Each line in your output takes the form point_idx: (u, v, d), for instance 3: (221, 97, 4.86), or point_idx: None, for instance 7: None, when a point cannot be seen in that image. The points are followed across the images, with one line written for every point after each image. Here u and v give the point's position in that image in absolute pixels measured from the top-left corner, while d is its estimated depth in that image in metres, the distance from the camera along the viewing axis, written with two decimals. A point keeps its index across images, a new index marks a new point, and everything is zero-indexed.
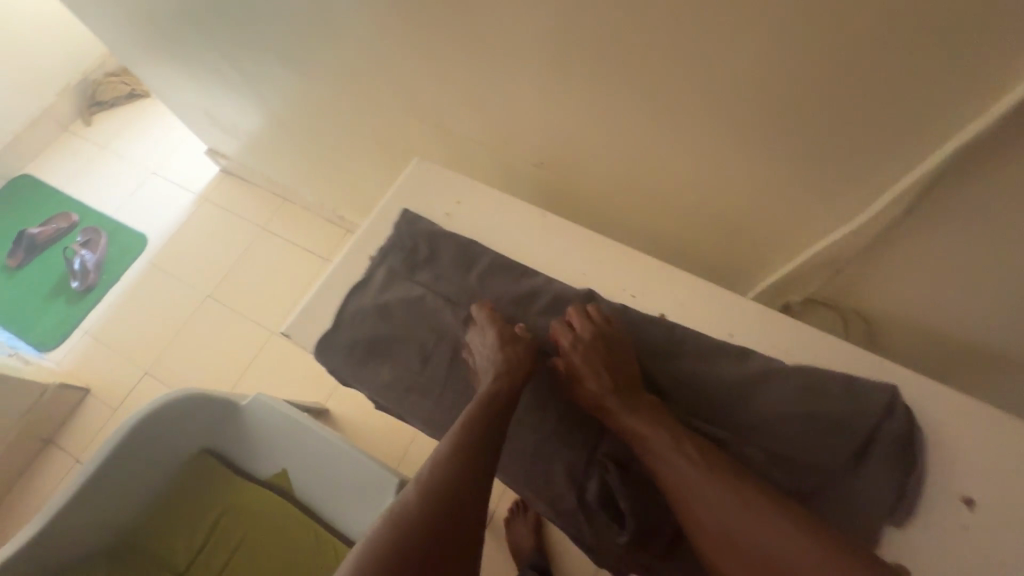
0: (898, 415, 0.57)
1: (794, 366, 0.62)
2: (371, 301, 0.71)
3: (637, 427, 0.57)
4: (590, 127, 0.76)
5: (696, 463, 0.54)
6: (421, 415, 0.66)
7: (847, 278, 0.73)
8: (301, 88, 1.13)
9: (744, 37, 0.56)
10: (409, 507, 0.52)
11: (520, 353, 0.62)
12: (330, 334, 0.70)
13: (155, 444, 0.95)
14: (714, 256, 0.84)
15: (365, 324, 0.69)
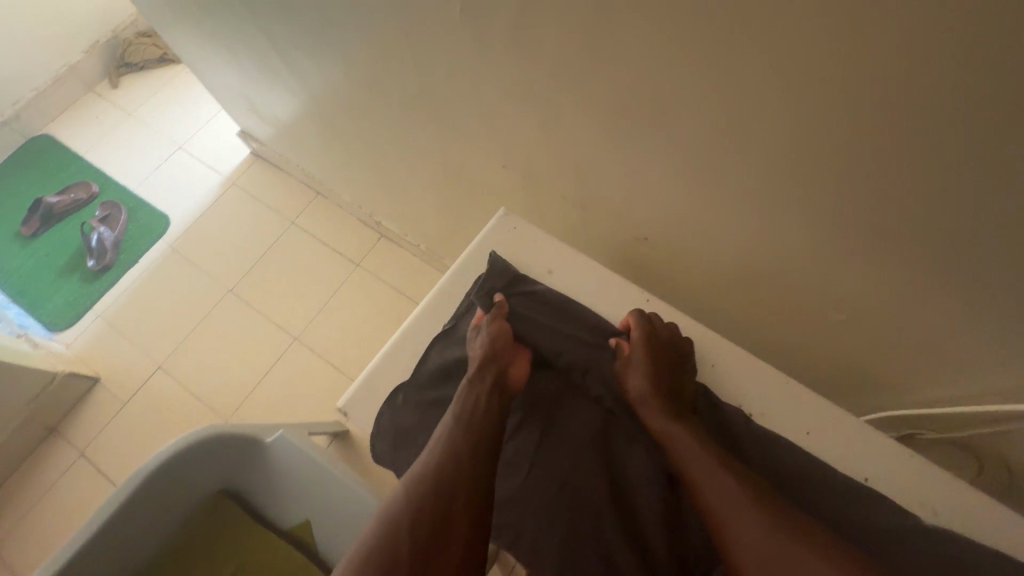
0: None
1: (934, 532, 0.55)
2: (430, 378, 0.72)
3: (682, 443, 0.60)
4: (710, 214, 0.65)
5: (739, 478, 0.55)
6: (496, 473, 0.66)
7: (994, 428, 0.62)
8: (360, 97, 1.02)
9: (961, 176, 0.44)
10: (394, 508, 0.55)
11: (507, 357, 0.67)
12: (390, 420, 0.72)
13: (173, 488, 0.87)
14: (819, 363, 0.74)
15: (422, 409, 0.70)
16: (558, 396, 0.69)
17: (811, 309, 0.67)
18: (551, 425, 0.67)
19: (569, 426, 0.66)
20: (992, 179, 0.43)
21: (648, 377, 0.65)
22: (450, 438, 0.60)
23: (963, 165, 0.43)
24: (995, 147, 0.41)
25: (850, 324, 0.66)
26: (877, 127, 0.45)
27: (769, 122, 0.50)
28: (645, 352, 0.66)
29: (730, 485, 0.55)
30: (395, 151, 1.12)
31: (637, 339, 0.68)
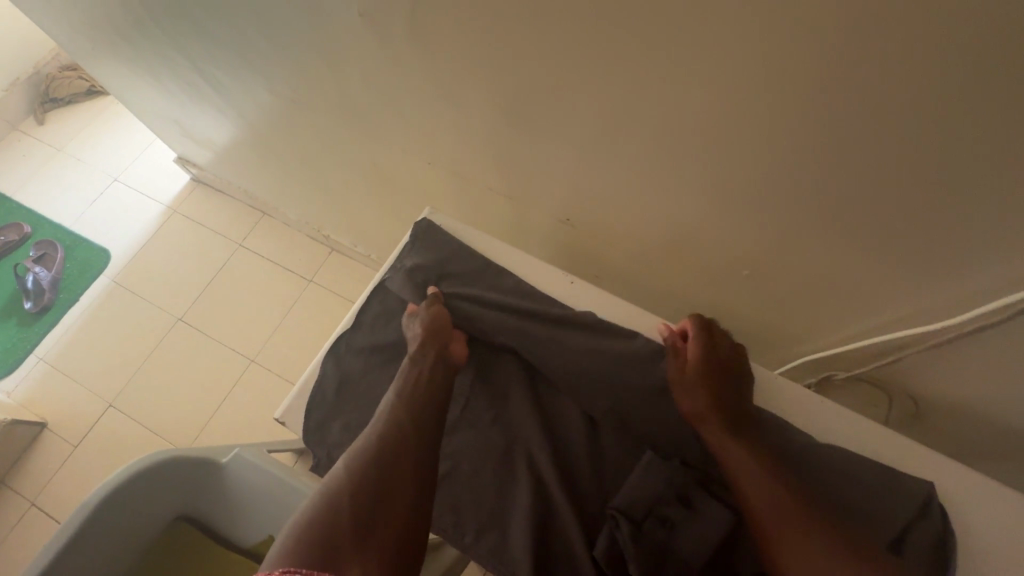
0: (934, 516, 0.55)
1: (830, 448, 0.60)
2: (356, 353, 0.70)
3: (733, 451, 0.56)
4: (622, 188, 0.69)
5: (785, 489, 0.52)
6: None
7: (891, 360, 0.67)
8: (289, 111, 1.02)
9: (828, 118, 0.48)
10: (341, 476, 0.54)
11: (444, 335, 0.65)
12: (314, 406, 0.67)
13: (124, 517, 0.85)
14: (741, 322, 0.79)
15: (349, 384, 0.68)
16: (482, 351, 0.68)
17: (728, 270, 0.72)
18: (478, 375, 0.66)
19: (496, 376, 0.66)
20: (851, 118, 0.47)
21: (709, 393, 0.58)
22: (385, 418, 0.59)
23: (827, 110, 0.48)
24: (846, 87, 0.45)
25: (759, 279, 0.70)
26: (750, 87, 0.49)
27: (661, 92, 0.54)
28: (710, 362, 0.60)
29: (775, 495, 0.52)
30: (330, 164, 1.12)
31: (700, 347, 0.61)
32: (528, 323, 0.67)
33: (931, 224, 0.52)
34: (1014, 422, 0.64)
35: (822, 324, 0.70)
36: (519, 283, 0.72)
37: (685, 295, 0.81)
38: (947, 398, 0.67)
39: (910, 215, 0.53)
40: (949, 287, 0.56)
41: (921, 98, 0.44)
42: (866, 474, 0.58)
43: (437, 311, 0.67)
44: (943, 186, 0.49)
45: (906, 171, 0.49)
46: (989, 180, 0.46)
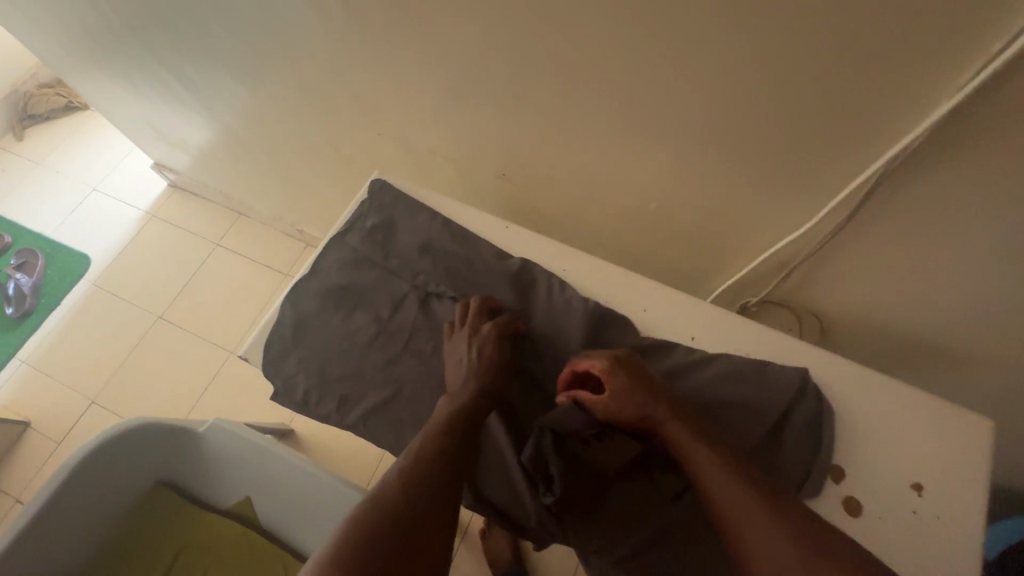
0: (810, 397, 0.65)
1: (720, 355, 0.70)
2: (312, 296, 0.77)
3: (685, 443, 0.57)
4: (551, 140, 0.77)
5: (739, 476, 0.53)
6: (377, 362, 0.73)
7: (789, 275, 0.75)
8: (255, 101, 1.10)
9: (702, 51, 0.57)
10: (380, 487, 0.54)
11: (495, 369, 0.66)
12: (271, 343, 0.75)
13: (103, 480, 0.90)
14: (671, 262, 0.87)
15: (305, 323, 0.76)
16: (423, 293, 0.76)
17: (651, 210, 0.80)
18: (419, 315, 0.75)
19: (435, 315, 0.75)
20: (719, 50, 0.56)
21: (648, 396, 0.60)
22: (426, 439, 0.59)
23: (699, 45, 0.56)
24: (709, 21, 0.54)
25: (678, 216, 0.78)
26: (630, 31, 0.58)
27: (560, 43, 0.63)
28: (635, 371, 0.63)
29: (735, 486, 0.52)
30: (297, 152, 1.20)
31: (626, 357, 0.64)
32: (472, 271, 0.77)
33: (788, 142, 0.61)
34: (896, 322, 0.73)
35: (736, 254, 0.78)
36: (462, 233, 0.81)
37: (620, 242, 0.89)
38: (846, 308, 0.75)
39: (771, 137, 0.61)
40: (816, 200, 0.65)
41: (768, 26, 0.52)
42: (751, 374, 0.68)
43: (483, 338, 0.68)
44: (787, 106, 0.58)
45: (757, 96, 0.58)
46: (819, 96, 0.55)
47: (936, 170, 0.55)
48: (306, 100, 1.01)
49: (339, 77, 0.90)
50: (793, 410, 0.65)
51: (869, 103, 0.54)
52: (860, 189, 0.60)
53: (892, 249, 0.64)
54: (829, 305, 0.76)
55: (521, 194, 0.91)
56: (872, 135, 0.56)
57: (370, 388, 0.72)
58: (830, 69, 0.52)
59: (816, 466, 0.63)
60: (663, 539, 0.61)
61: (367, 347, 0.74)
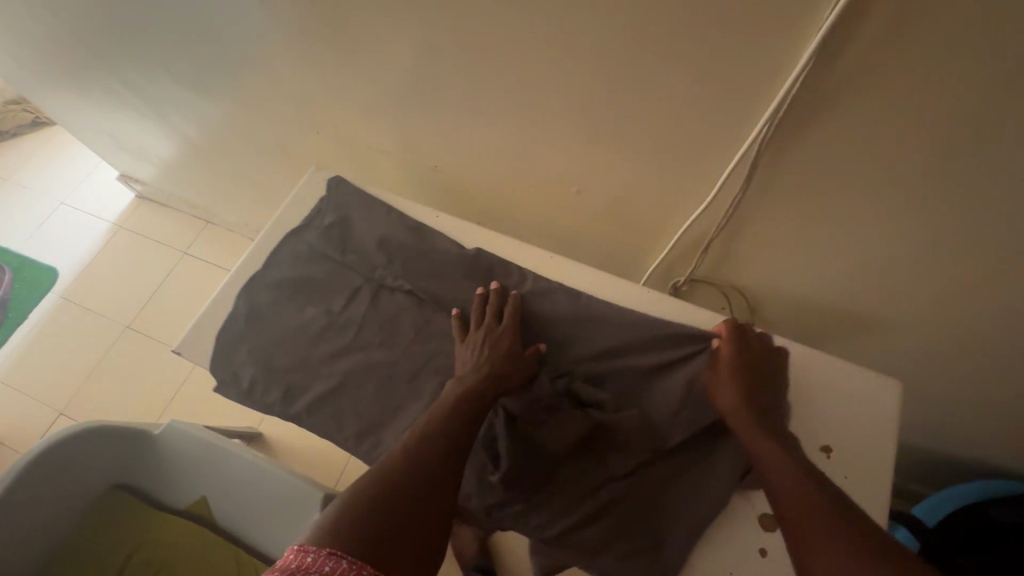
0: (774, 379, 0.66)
1: (692, 336, 0.70)
2: (266, 290, 0.79)
3: (756, 439, 0.58)
4: (477, 131, 0.80)
5: (800, 473, 0.53)
6: (325, 354, 0.75)
7: (708, 252, 0.78)
8: (204, 107, 1.11)
9: (592, 40, 0.60)
10: (391, 459, 0.56)
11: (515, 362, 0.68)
12: (223, 333, 0.78)
13: (54, 483, 0.90)
14: (605, 246, 0.90)
15: (258, 315, 0.78)
16: (375, 290, 0.78)
17: (577, 196, 0.82)
18: (369, 309, 0.77)
19: (384, 309, 0.77)
20: (607, 38, 0.59)
21: (736, 392, 0.63)
22: (431, 418, 0.60)
23: (589, 34, 0.59)
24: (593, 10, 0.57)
25: (602, 201, 0.81)
26: (526, 22, 0.61)
27: (466, 32, 0.66)
28: (736, 365, 0.65)
29: (796, 481, 0.52)
30: (251, 156, 1.21)
31: (732, 346, 0.67)
32: (430, 266, 0.78)
33: (682, 119, 0.63)
34: (812, 290, 0.76)
35: (659, 235, 0.81)
36: (419, 228, 0.81)
37: (556, 230, 0.92)
38: (764, 279, 0.78)
39: (667, 115, 0.64)
40: (717, 174, 0.68)
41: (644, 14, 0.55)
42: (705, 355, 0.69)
43: (505, 336, 0.70)
44: (675, 83, 0.60)
45: (646, 75, 0.60)
46: (700, 71, 0.57)
47: (813, 140, 0.57)
48: (250, 104, 1.02)
49: (276, 79, 0.92)
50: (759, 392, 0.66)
51: (743, 77, 0.56)
52: (747, 159, 0.62)
53: (793, 220, 0.67)
54: (749, 278, 0.79)
55: (458, 186, 0.93)
56: (752, 107, 0.58)
57: (315, 378, 0.74)
58: (704, 45, 0.55)
59: None
60: (611, 516, 0.63)
61: (316, 340, 0.76)
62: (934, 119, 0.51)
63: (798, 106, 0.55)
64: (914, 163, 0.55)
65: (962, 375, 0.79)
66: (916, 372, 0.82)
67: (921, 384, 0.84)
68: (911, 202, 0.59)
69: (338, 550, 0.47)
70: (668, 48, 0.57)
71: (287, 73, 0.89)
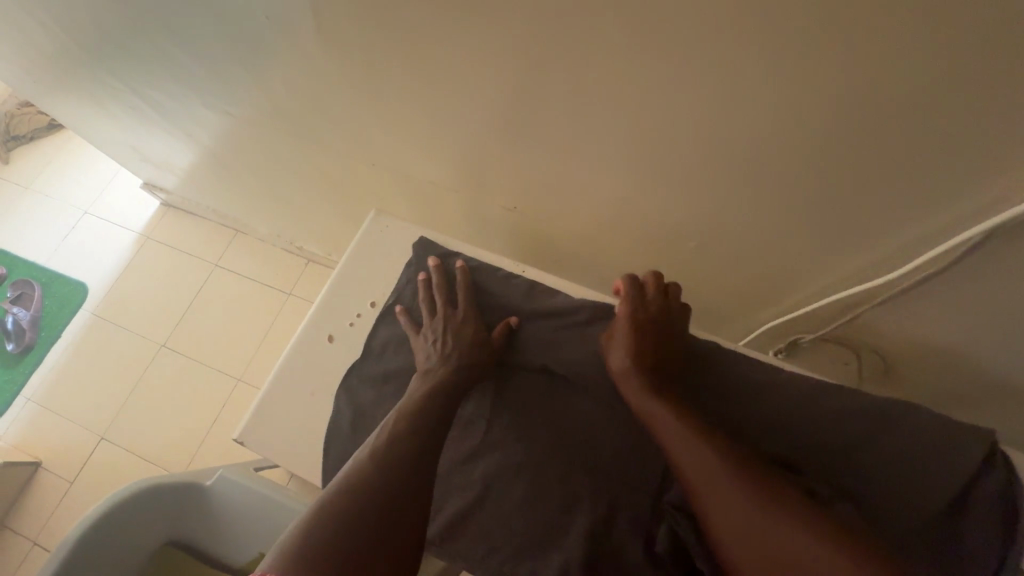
0: (996, 464, 0.52)
1: (911, 411, 0.56)
2: (370, 383, 0.62)
3: (654, 408, 0.53)
4: (565, 167, 0.69)
5: (717, 445, 0.49)
6: (457, 459, 0.59)
7: (848, 314, 0.67)
8: (235, 126, 1.00)
9: (750, 69, 0.48)
10: (357, 471, 0.49)
11: (481, 345, 0.61)
12: (327, 444, 0.60)
13: (107, 552, 0.84)
14: (702, 292, 0.79)
15: (366, 417, 0.60)
16: (501, 370, 0.62)
17: (678, 238, 0.71)
18: (499, 395, 0.61)
19: (517, 396, 0.61)
20: (770, 66, 0.47)
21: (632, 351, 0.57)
22: (398, 416, 0.54)
23: (745, 62, 0.47)
24: (759, 35, 0.45)
25: (711, 246, 0.70)
26: (663, 47, 0.49)
27: (585, 59, 0.53)
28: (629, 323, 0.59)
29: (703, 451, 0.49)
30: (288, 177, 1.11)
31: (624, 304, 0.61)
32: (565, 340, 0.63)
33: (860, 161, 0.52)
34: (972, 356, 0.64)
35: (777, 284, 0.70)
36: (541, 291, 0.66)
37: (646, 270, 0.81)
38: (911, 345, 0.67)
39: (839, 154, 0.52)
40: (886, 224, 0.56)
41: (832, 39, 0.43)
42: (929, 435, 0.54)
43: (467, 321, 0.62)
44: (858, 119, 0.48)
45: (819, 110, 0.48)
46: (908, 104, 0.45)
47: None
48: (289, 126, 0.91)
49: (322, 103, 0.80)
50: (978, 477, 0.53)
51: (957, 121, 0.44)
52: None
53: (982, 283, 0.56)
54: (891, 341, 0.68)
55: (531, 222, 0.82)
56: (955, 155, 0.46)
57: (451, 491, 0.58)
58: (927, 73, 0.43)
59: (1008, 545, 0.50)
60: None
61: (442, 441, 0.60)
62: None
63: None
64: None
65: None
66: None
67: None
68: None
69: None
70: (873, 79, 0.44)
71: (338, 98, 0.77)
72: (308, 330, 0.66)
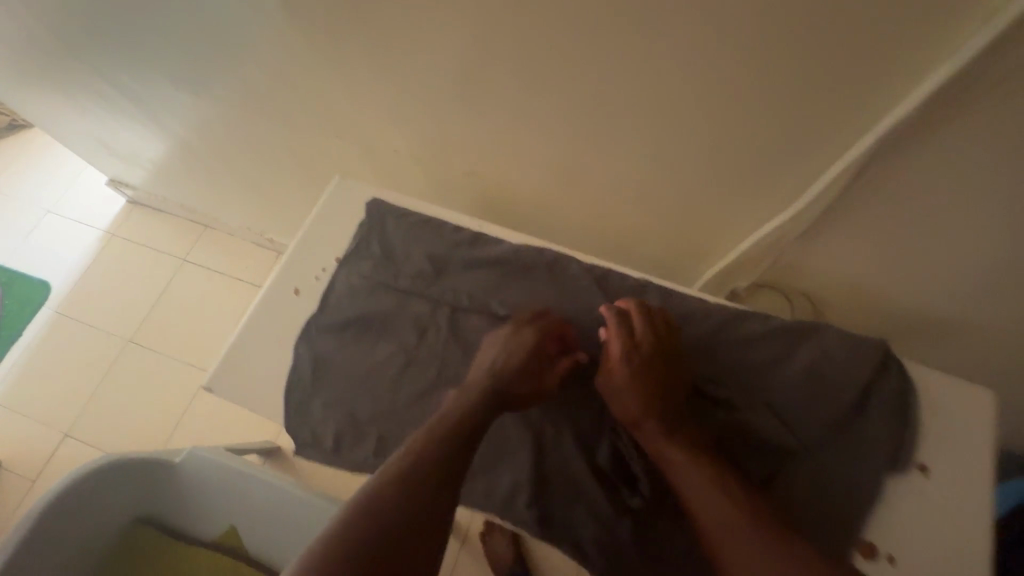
0: (892, 368, 0.58)
1: (819, 328, 0.61)
2: (329, 332, 0.65)
3: (672, 454, 0.52)
4: (515, 131, 0.73)
5: (735, 500, 0.48)
6: (412, 397, 0.62)
7: (777, 256, 0.72)
8: (201, 105, 1.02)
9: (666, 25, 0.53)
10: (386, 481, 0.47)
11: (531, 366, 0.57)
12: (291, 389, 0.63)
13: (74, 527, 0.84)
14: (652, 249, 0.84)
15: (327, 363, 0.63)
16: (450, 313, 0.65)
17: (624, 196, 0.77)
18: (451, 335, 0.64)
19: (467, 336, 0.64)
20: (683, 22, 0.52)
21: (643, 393, 0.55)
22: (429, 428, 0.51)
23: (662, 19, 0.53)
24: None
25: (654, 202, 0.75)
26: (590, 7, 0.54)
27: (523, 22, 0.58)
28: (646, 361, 0.56)
29: (718, 505, 0.48)
30: (258, 159, 1.14)
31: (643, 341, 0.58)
32: (508, 282, 0.66)
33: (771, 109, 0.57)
34: (888, 288, 0.71)
35: (716, 235, 0.76)
36: (483, 238, 0.69)
37: (599, 232, 0.86)
38: (837, 284, 0.73)
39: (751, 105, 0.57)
40: (806, 173, 0.62)
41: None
42: (834, 347, 0.59)
43: (512, 337, 0.59)
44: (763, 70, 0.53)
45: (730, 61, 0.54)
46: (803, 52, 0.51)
47: (943, 134, 0.52)
48: (258, 105, 0.94)
49: (289, 77, 0.84)
50: (877, 380, 0.58)
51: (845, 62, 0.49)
52: (851, 162, 0.57)
53: (888, 213, 0.61)
54: (818, 282, 0.75)
55: (491, 189, 0.87)
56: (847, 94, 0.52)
57: (407, 425, 0.61)
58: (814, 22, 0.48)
59: (905, 435, 0.56)
60: None
61: (398, 381, 0.62)
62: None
63: (938, 97, 0.48)
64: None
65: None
66: (994, 369, 0.78)
67: (986, 379, 0.80)
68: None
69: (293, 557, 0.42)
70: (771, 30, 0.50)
71: (304, 71, 0.81)
72: (274, 287, 0.69)
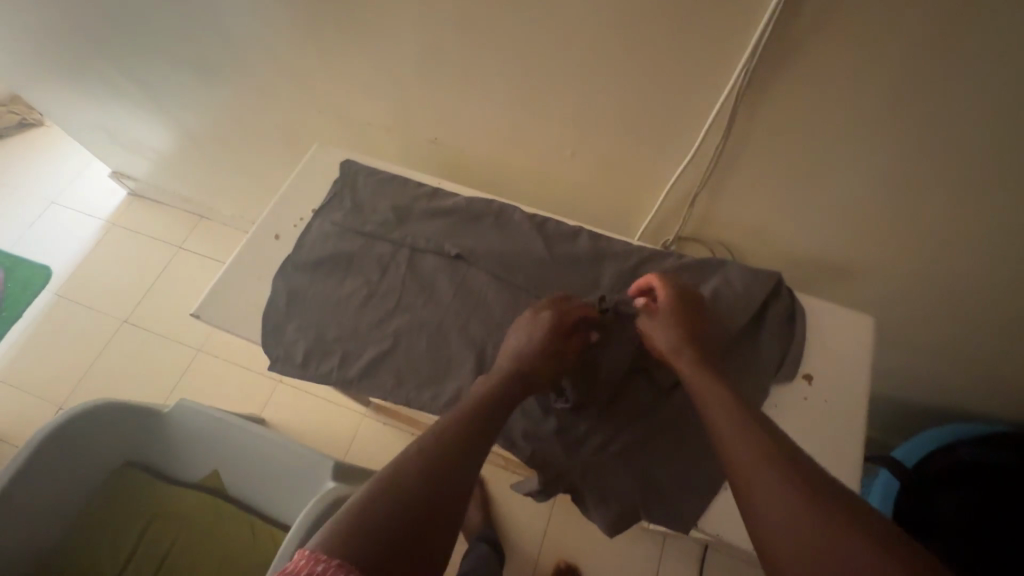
0: (783, 294, 0.68)
1: (723, 263, 0.71)
2: (303, 269, 0.75)
3: (702, 388, 0.56)
4: (472, 105, 0.85)
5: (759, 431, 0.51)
6: (373, 321, 0.71)
7: (694, 207, 0.83)
8: (198, 91, 1.13)
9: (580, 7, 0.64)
10: (408, 452, 0.52)
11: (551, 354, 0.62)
12: (267, 315, 0.72)
13: (68, 460, 0.92)
14: (597, 213, 0.95)
15: (299, 294, 0.73)
16: (410, 253, 0.75)
17: (567, 163, 0.88)
18: (408, 271, 0.74)
19: (423, 272, 0.74)
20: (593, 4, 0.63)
21: (679, 331, 0.61)
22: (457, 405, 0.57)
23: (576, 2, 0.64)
24: None
25: (593, 167, 0.86)
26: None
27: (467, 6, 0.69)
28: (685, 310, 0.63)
29: (752, 435, 0.50)
30: (251, 144, 1.25)
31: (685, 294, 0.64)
32: (461, 227, 0.76)
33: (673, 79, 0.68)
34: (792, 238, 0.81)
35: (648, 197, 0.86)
36: (440, 192, 0.79)
37: (550, 199, 0.97)
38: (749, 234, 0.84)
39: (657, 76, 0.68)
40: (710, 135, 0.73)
41: None
42: (735, 277, 0.69)
43: (535, 324, 0.64)
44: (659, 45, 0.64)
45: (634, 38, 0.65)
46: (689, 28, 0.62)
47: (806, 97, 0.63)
48: (250, 90, 1.06)
49: (276, 62, 0.95)
50: (770, 303, 0.68)
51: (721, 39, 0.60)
52: (740, 123, 0.68)
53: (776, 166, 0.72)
54: (735, 234, 0.85)
55: (455, 161, 0.98)
56: (726, 66, 0.63)
57: (368, 343, 0.70)
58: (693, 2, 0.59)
59: (789, 347, 0.66)
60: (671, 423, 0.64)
61: (362, 309, 0.72)
62: (929, 70, 0.55)
63: (794, 63, 0.60)
64: (902, 111, 0.60)
65: (928, 315, 0.86)
66: (893, 316, 0.89)
67: (891, 326, 0.91)
68: (894, 150, 0.64)
69: (323, 555, 0.43)
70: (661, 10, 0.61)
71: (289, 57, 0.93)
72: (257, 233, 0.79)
